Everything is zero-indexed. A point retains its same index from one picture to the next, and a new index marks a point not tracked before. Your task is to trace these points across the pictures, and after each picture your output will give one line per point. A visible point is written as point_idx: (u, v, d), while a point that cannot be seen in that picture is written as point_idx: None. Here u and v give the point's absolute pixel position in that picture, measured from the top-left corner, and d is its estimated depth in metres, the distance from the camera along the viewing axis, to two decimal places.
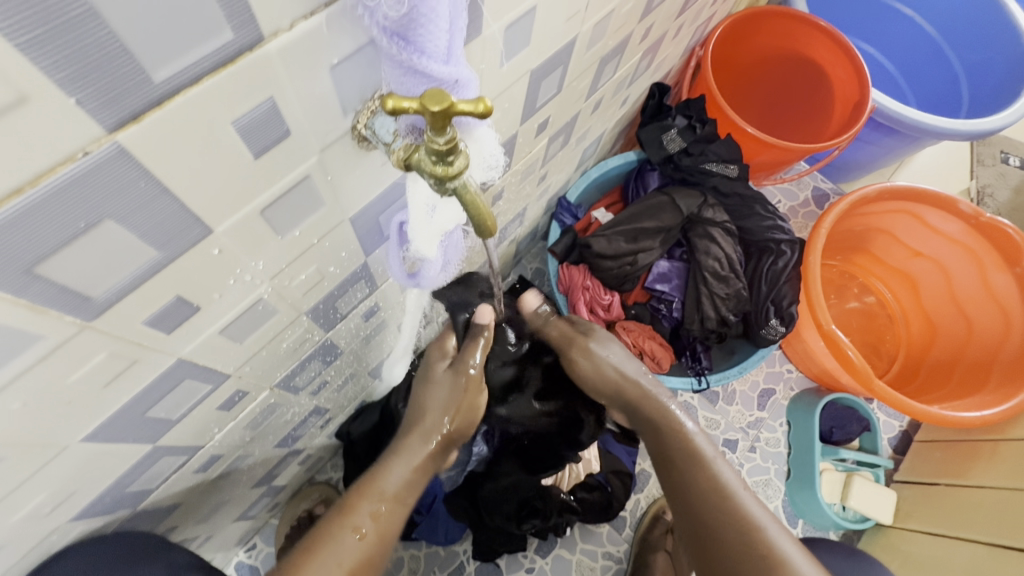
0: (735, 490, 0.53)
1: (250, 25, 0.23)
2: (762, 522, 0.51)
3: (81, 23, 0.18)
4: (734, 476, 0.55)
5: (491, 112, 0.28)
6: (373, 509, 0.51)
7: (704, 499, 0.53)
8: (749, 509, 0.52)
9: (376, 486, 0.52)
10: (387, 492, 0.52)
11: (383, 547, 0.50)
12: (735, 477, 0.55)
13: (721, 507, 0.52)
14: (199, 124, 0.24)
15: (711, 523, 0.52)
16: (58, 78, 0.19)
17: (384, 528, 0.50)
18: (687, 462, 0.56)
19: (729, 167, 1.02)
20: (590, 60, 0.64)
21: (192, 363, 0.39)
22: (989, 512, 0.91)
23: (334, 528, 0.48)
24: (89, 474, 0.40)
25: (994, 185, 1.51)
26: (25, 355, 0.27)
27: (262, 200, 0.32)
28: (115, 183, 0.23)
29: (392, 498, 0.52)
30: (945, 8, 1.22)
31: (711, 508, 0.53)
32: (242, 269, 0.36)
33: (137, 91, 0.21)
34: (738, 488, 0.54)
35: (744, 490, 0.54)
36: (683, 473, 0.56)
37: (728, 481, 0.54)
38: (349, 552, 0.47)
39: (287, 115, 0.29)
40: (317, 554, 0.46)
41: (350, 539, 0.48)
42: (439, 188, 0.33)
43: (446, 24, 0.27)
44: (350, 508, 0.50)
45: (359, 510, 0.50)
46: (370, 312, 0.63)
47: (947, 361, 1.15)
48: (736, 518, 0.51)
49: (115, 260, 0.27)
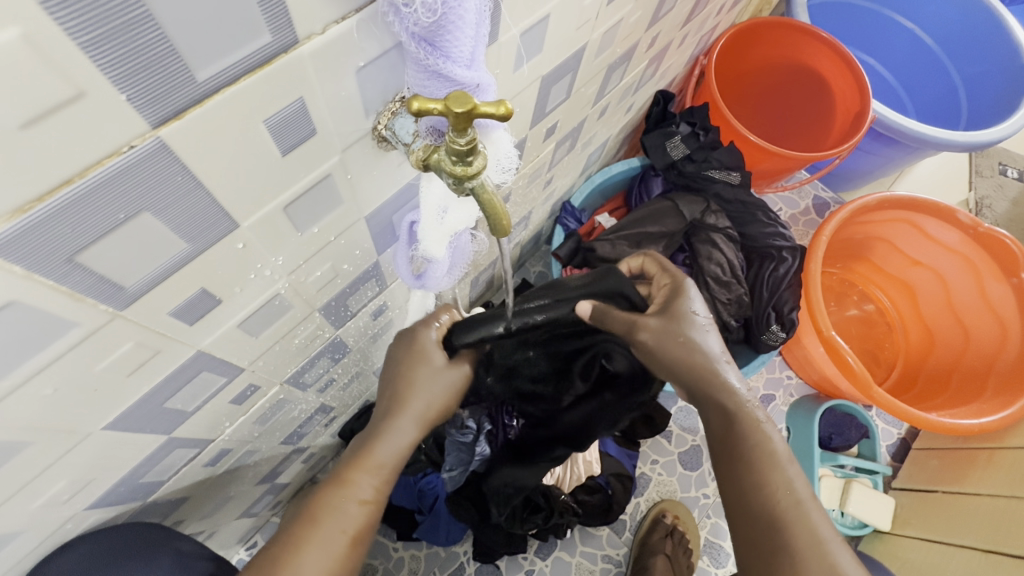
0: (805, 505, 0.43)
1: (287, 28, 0.24)
2: (831, 545, 0.42)
3: (137, 24, 0.19)
4: (807, 487, 0.44)
5: (511, 115, 0.29)
6: (376, 474, 0.48)
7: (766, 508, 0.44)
8: (817, 528, 0.43)
9: (374, 457, 0.48)
10: (386, 464, 0.49)
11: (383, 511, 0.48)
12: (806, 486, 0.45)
13: (784, 515, 0.43)
14: (234, 121, 0.26)
15: (767, 531, 0.43)
16: (111, 75, 0.20)
17: (383, 498, 0.48)
18: (751, 456, 0.46)
19: (732, 173, 1.03)
20: (598, 67, 0.65)
21: (211, 355, 0.40)
22: (986, 520, 0.92)
23: (334, 499, 0.45)
24: (107, 463, 0.40)
25: (992, 197, 1.52)
26: (59, 342, 0.28)
27: (286, 197, 0.33)
28: (155, 177, 0.24)
29: (390, 468, 0.49)
30: (944, 21, 1.24)
31: (776, 515, 0.43)
32: (263, 264, 0.37)
33: (182, 89, 0.22)
34: (810, 502, 0.44)
35: (814, 504, 0.44)
36: (744, 468, 0.46)
37: (800, 490, 0.44)
38: (354, 519, 0.45)
39: (315, 115, 0.30)
40: (315, 527, 0.43)
41: (351, 508, 0.45)
42: (457, 187, 0.34)
43: (471, 30, 0.28)
44: (348, 479, 0.46)
45: (359, 481, 0.47)
46: (378, 311, 0.64)
47: (946, 369, 1.16)
48: (800, 534, 0.42)
49: (149, 251, 0.28)
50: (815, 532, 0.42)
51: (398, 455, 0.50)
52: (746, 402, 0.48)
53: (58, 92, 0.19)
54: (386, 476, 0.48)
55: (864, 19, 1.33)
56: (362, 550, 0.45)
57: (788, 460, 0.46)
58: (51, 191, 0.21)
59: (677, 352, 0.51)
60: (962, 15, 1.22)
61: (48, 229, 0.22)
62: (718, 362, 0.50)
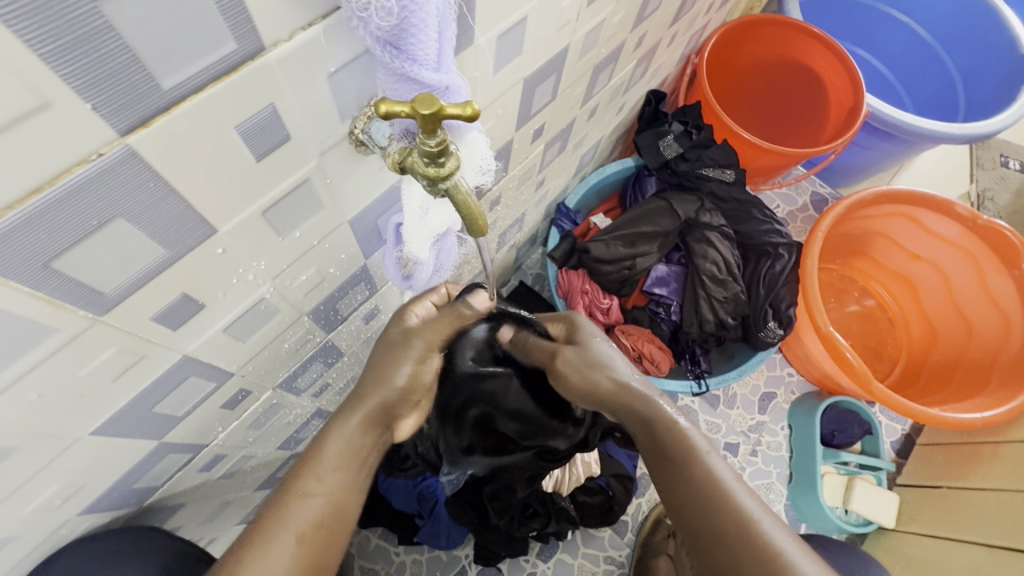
0: (729, 483, 0.49)
1: (252, 36, 0.25)
2: (759, 515, 0.47)
3: (99, 36, 0.20)
4: (727, 470, 0.50)
5: (479, 115, 0.29)
6: (329, 468, 0.47)
7: (695, 497, 0.49)
8: (742, 503, 0.48)
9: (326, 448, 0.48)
10: (341, 454, 0.48)
11: (347, 495, 0.48)
12: (728, 471, 0.50)
13: (715, 502, 0.48)
14: (205, 129, 0.26)
15: (709, 524, 0.48)
16: (76, 87, 0.21)
17: (344, 486, 0.48)
18: (680, 459, 0.51)
19: (726, 171, 1.03)
20: (583, 68, 0.65)
21: (197, 360, 0.41)
22: (990, 514, 0.91)
23: (288, 503, 0.45)
24: (97, 469, 0.41)
25: (994, 189, 1.51)
26: (42, 347, 0.28)
27: (264, 201, 0.34)
28: (127, 184, 0.25)
29: (349, 457, 0.49)
30: (939, 15, 1.24)
31: (704, 504, 0.48)
32: (245, 269, 0.38)
33: (147, 98, 0.23)
34: (733, 483, 0.49)
35: (738, 485, 0.49)
36: (673, 469, 0.52)
37: (723, 475, 0.49)
38: (313, 511, 0.46)
39: (287, 120, 0.30)
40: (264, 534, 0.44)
41: (303, 504, 0.46)
42: (432, 189, 0.35)
43: (435, 34, 0.28)
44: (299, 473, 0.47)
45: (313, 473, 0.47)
46: (370, 315, 0.64)
47: (948, 363, 1.15)
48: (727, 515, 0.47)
49: (126, 256, 0.28)
50: (744, 510, 0.47)
51: (354, 443, 0.49)
52: (657, 409, 0.54)
53: (22, 102, 0.19)
54: (344, 467, 0.48)
55: (859, 15, 1.33)
56: (324, 542, 0.46)
57: (707, 451, 0.51)
58: (21, 200, 0.22)
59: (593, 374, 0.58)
60: (957, 9, 1.22)
61: (22, 236, 0.23)
62: (634, 389, 0.56)
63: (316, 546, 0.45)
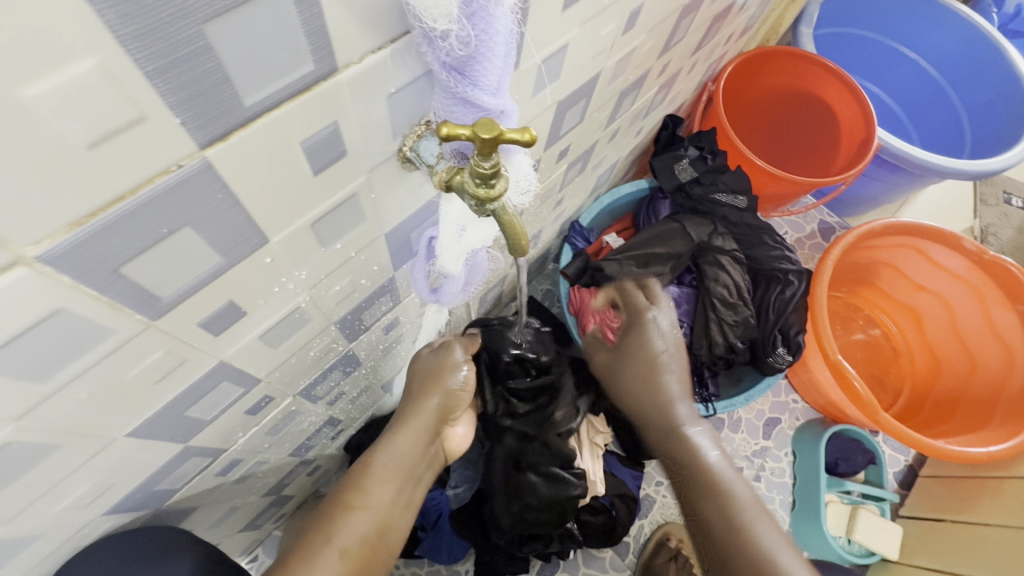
0: (747, 509, 0.53)
1: (328, 57, 0.26)
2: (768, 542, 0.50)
3: (197, 56, 0.21)
4: (747, 499, 0.54)
5: (535, 141, 0.30)
6: (380, 481, 0.49)
7: (712, 514, 0.54)
8: (759, 532, 0.51)
9: (377, 460, 0.50)
10: (391, 465, 0.50)
11: (394, 516, 0.49)
12: (747, 499, 0.54)
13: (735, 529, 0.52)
14: (273, 144, 0.27)
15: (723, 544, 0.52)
16: (170, 101, 0.21)
17: (392, 502, 0.49)
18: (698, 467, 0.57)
19: (739, 197, 1.05)
20: (611, 93, 0.67)
21: (231, 365, 0.41)
22: (994, 548, 0.90)
23: (338, 509, 0.46)
24: (127, 470, 0.41)
25: (997, 225, 1.54)
26: (97, 349, 0.29)
27: (314, 214, 0.35)
28: (198, 195, 0.26)
29: (397, 470, 0.50)
30: (945, 52, 1.27)
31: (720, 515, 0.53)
32: (288, 278, 0.38)
33: (229, 114, 0.24)
34: (753, 514, 0.52)
35: (760, 516, 0.52)
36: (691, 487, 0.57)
37: (739, 500, 0.54)
38: (359, 529, 0.46)
39: (346, 137, 0.31)
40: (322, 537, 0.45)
41: (354, 518, 0.46)
42: (479, 209, 0.35)
43: (499, 62, 0.29)
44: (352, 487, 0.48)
45: (363, 489, 0.48)
46: (391, 325, 0.65)
47: (952, 396, 1.16)
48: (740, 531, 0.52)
49: (185, 264, 0.29)
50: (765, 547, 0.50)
51: (402, 458, 0.51)
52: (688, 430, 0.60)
53: (121, 114, 0.20)
54: (392, 477, 0.50)
55: (867, 50, 1.37)
56: (370, 557, 0.46)
57: (731, 479, 0.55)
58: (104, 208, 0.22)
59: (644, 370, 0.64)
60: (962, 47, 1.25)
61: (97, 244, 0.23)
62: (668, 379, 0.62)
63: (360, 563, 0.45)
